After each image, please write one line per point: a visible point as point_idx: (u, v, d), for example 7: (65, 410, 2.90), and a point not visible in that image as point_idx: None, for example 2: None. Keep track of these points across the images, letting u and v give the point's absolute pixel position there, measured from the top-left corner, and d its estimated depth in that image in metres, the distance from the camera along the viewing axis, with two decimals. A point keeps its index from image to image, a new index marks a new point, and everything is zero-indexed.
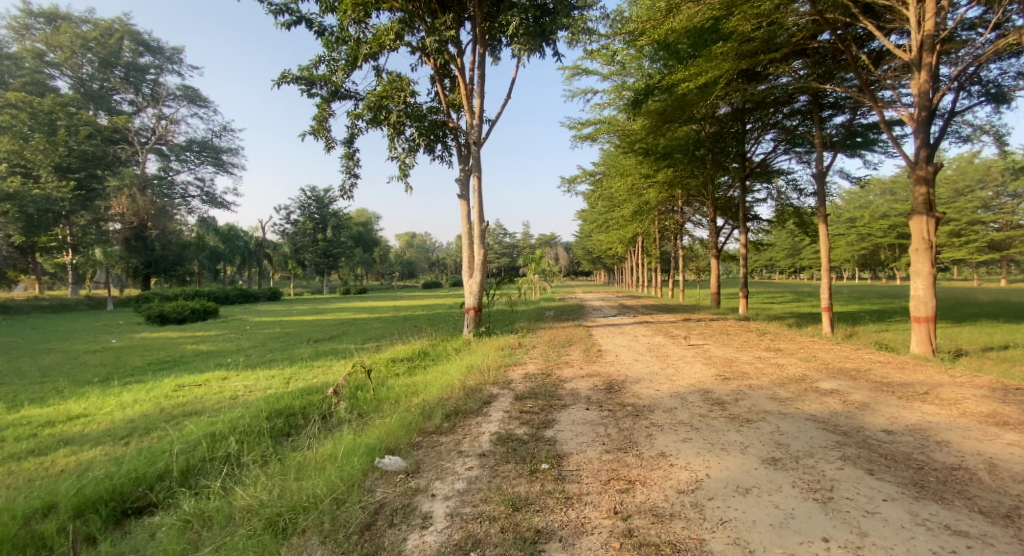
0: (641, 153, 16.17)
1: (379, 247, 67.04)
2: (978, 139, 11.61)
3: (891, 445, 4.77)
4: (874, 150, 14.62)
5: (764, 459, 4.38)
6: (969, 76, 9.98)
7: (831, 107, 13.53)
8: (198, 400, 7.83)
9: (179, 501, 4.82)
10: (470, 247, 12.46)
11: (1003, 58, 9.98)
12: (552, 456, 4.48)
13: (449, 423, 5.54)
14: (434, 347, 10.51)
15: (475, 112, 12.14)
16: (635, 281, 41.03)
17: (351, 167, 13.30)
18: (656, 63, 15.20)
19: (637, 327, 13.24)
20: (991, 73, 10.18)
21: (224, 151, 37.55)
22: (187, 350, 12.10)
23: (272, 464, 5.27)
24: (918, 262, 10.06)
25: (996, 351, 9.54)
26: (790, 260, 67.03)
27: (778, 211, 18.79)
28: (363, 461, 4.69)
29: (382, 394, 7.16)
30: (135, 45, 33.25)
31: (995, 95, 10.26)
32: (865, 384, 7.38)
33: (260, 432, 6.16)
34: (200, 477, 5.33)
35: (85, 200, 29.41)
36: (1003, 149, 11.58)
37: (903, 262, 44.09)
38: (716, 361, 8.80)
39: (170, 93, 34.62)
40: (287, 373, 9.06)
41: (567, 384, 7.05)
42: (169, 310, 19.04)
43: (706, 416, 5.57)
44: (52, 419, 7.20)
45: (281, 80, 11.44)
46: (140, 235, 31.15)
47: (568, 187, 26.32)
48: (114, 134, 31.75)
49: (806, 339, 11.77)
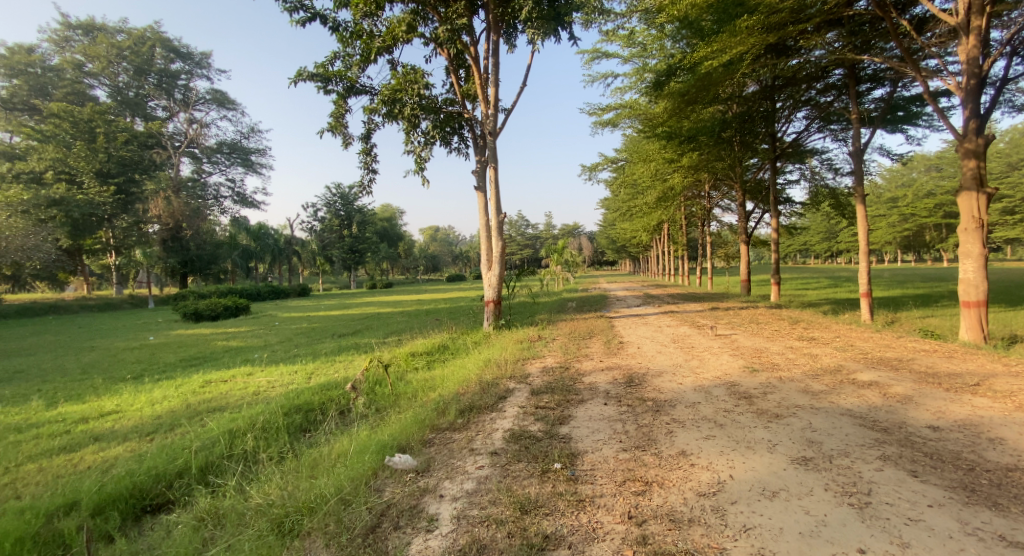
0: (663, 137, 15.69)
1: (403, 241, 67.67)
2: None
3: (938, 443, 4.40)
4: (917, 124, 13.79)
5: (793, 458, 4.08)
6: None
7: (869, 80, 12.81)
8: (223, 397, 7.80)
9: (199, 497, 4.70)
10: (488, 240, 12.31)
11: None
12: (565, 454, 4.27)
13: (462, 418, 5.38)
14: (454, 340, 10.42)
15: (490, 101, 11.94)
16: (661, 270, 40.25)
17: (369, 162, 13.28)
18: (679, 42, 14.68)
19: (662, 317, 12.87)
20: None
21: (253, 152, 38.39)
22: (217, 346, 12.37)
23: (289, 461, 5.13)
24: (967, 243, 9.40)
25: None
26: (826, 243, 64.64)
27: (812, 192, 17.99)
28: (373, 459, 4.52)
29: (399, 389, 7.03)
30: (167, 51, 34.05)
31: None
32: (909, 374, 6.92)
33: (277, 427, 5.98)
34: (218, 475, 5.19)
35: (125, 203, 30.38)
36: None
37: (950, 242, 41.87)
38: (744, 352, 8.42)
39: (201, 98, 35.52)
40: (309, 369, 8.98)
41: (585, 378, 6.83)
42: (203, 307, 19.50)
43: (731, 411, 5.27)
44: (85, 415, 7.26)
45: (297, 78, 11.43)
46: (176, 236, 32.10)
47: (589, 175, 25.83)
48: (150, 139, 32.72)
49: (842, 327, 11.19)
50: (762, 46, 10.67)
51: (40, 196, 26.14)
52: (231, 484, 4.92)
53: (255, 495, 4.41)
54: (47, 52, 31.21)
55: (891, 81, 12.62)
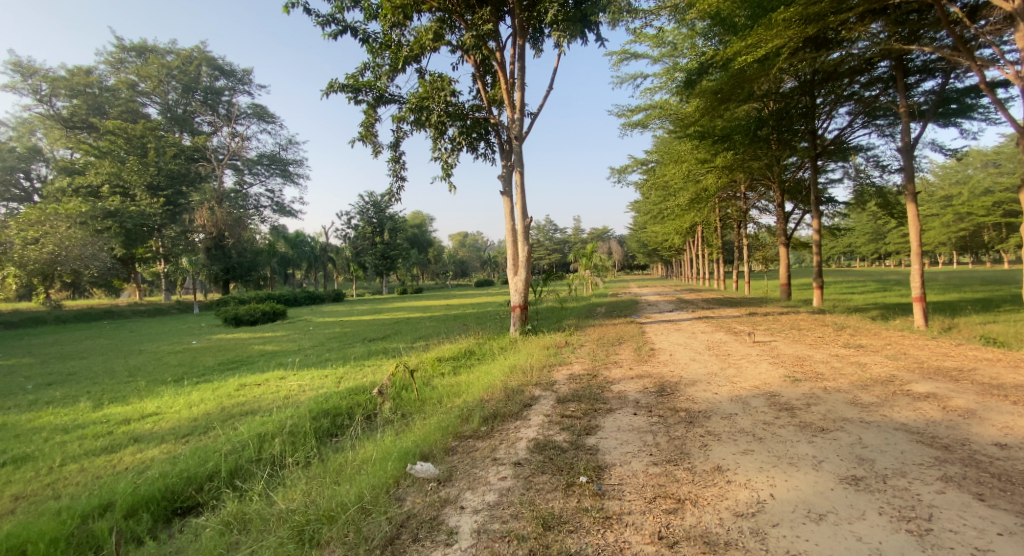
0: (696, 137, 15.27)
1: (433, 246, 68.35)
2: None
3: (1006, 464, 4.01)
4: (973, 117, 12.98)
5: (842, 478, 3.76)
6: None
7: (919, 72, 12.15)
8: (256, 399, 7.25)
9: (232, 499, 4.10)
10: (515, 244, 12.19)
11: None
12: (591, 467, 4.03)
13: (486, 426, 5.21)
14: (480, 346, 10.32)
15: (515, 106, 11.83)
16: (694, 273, 39.30)
17: (398, 170, 13.39)
18: (711, 40, 14.30)
19: (696, 323, 12.43)
20: None
21: (291, 163, 39.55)
22: (253, 350, 12.63)
23: (315, 466, 4.61)
24: None
25: None
26: (872, 244, 61.93)
27: (857, 191, 17.20)
28: (394, 466, 4.19)
29: (424, 394, 6.88)
30: (212, 70, 35.43)
31: None
32: (969, 386, 6.42)
33: (304, 433, 5.47)
34: (247, 479, 4.55)
35: (173, 214, 31.60)
36: None
37: (1010, 242, 39.35)
38: (784, 360, 8.00)
39: (243, 112, 36.81)
40: (339, 373, 8.87)
41: (614, 386, 6.58)
42: (242, 312, 20.10)
43: (772, 424, 4.95)
44: (128, 417, 6.62)
45: (329, 89, 11.61)
46: (219, 245, 33.49)
47: (619, 178, 25.46)
48: (195, 153, 34.09)
49: (893, 334, 10.52)
50: (799, 39, 10.22)
51: (97, 208, 27.50)
52: (265, 485, 4.36)
53: (283, 498, 3.94)
54: (104, 73, 33.02)
55: (943, 71, 11.92)
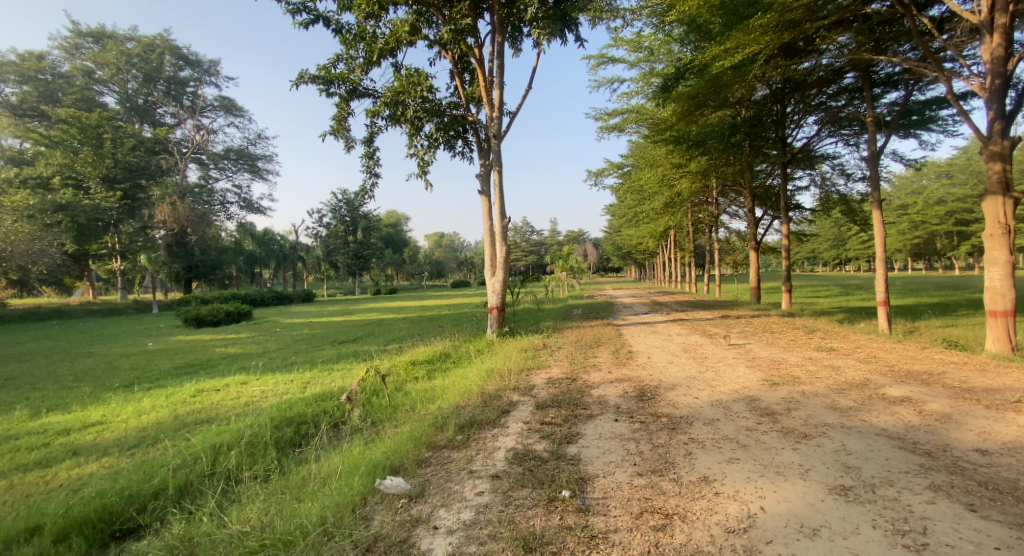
0: (671, 141, 15.24)
1: (408, 247, 67.44)
2: None
3: (991, 471, 3.96)
4: (931, 129, 13.36)
5: (830, 487, 3.64)
6: None
7: (883, 84, 12.45)
8: (214, 406, 6.79)
9: (179, 519, 3.72)
10: (492, 245, 11.93)
11: None
12: (573, 480, 3.80)
13: (462, 436, 4.94)
14: (456, 348, 10.05)
15: (494, 104, 11.59)
16: (668, 277, 39.68)
17: (371, 167, 12.99)
18: (687, 46, 14.38)
19: (671, 326, 12.38)
20: None
21: (259, 158, 38.40)
22: (215, 353, 11.99)
23: (275, 480, 4.27)
24: (993, 249, 8.99)
25: None
26: (834, 251, 64.12)
27: (822, 199, 17.52)
28: (361, 482, 3.87)
29: (397, 400, 6.55)
30: (176, 59, 34.08)
31: None
32: (941, 389, 6.48)
33: (264, 444, 5.09)
34: (198, 496, 4.15)
35: (132, 209, 30.18)
36: None
37: (960, 250, 41.07)
38: (761, 364, 7.96)
39: (209, 105, 35.50)
40: (306, 378, 8.48)
41: (594, 390, 6.40)
42: (205, 313, 19.27)
43: (755, 430, 4.83)
44: (69, 426, 6.10)
45: (299, 80, 11.15)
46: (181, 242, 31.68)
47: (596, 182, 25.43)
48: (156, 145, 32.57)
49: (862, 337, 10.68)
50: (775, 45, 10.24)
51: (46, 202, 26.15)
52: (219, 504, 3.99)
53: (237, 520, 3.58)
54: (59, 60, 31.35)
55: (907, 84, 12.19)
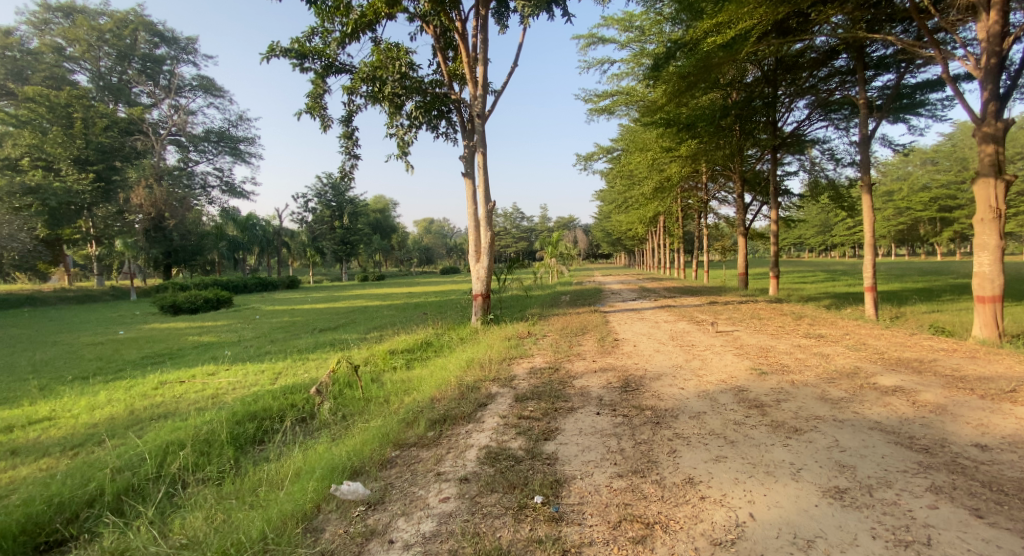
0: (660, 124, 14.76)
1: (397, 232, 66.77)
2: None
3: (993, 469, 3.72)
4: (920, 113, 13.12)
5: (825, 490, 3.36)
6: None
7: (876, 66, 12.11)
8: (174, 400, 6.37)
9: (111, 531, 3.34)
10: (477, 231, 11.53)
11: None
12: (548, 483, 3.48)
13: (433, 432, 4.59)
14: (438, 336, 9.71)
15: (478, 82, 11.10)
16: (657, 263, 39.48)
17: (350, 147, 12.47)
18: (677, 25, 13.94)
19: (659, 312, 12.10)
20: None
21: (241, 141, 37.38)
22: (186, 342, 11.49)
23: (227, 483, 3.90)
24: (982, 234, 8.76)
25: None
26: (821, 237, 64.58)
27: (811, 184, 17.26)
28: (315, 488, 3.50)
29: (371, 392, 6.19)
30: (151, 36, 32.67)
31: None
32: (934, 378, 6.26)
33: (221, 442, 4.69)
34: (138, 503, 3.77)
35: (106, 192, 29.19)
36: None
37: (942, 237, 41.45)
38: (749, 351, 7.70)
39: (187, 84, 34.31)
40: (277, 368, 8.08)
41: (576, 381, 6.11)
42: (182, 300, 18.70)
43: (743, 425, 4.54)
44: (9, 423, 5.68)
45: (270, 53, 10.56)
46: (159, 227, 30.45)
47: (585, 166, 24.93)
48: (131, 126, 31.39)
49: (849, 324, 10.50)
50: (769, 20, 9.80)
51: (15, 183, 25.40)
52: (159, 512, 3.61)
53: (175, 531, 3.21)
54: (26, 35, 30.01)
55: (898, 67, 11.89)
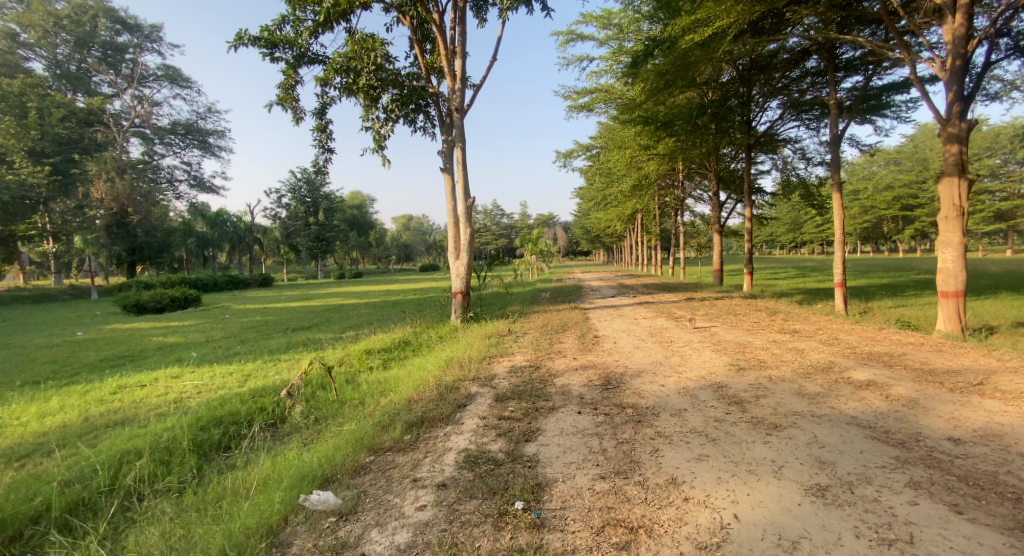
0: (638, 121, 14.76)
1: (374, 229, 65.89)
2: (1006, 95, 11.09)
3: (967, 463, 3.75)
4: (885, 114, 13.43)
5: (807, 488, 3.33)
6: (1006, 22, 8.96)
7: (846, 68, 12.33)
8: (133, 405, 6.06)
9: (55, 552, 3.11)
10: (456, 227, 11.33)
11: None
12: (529, 488, 3.38)
13: (410, 435, 4.43)
14: (416, 335, 9.53)
15: (456, 76, 10.90)
16: (634, 259, 39.81)
17: (324, 141, 12.14)
18: (655, 23, 13.97)
19: (637, 309, 12.14)
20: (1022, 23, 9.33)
21: (211, 134, 36.29)
22: (150, 343, 11.01)
23: (187, 494, 3.69)
24: (946, 231, 8.97)
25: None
26: (791, 234, 66.15)
27: (783, 183, 17.54)
28: (282, 498, 3.33)
29: (345, 393, 5.99)
30: (112, 23, 31.26)
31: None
32: (904, 371, 6.38)
33: (182, 450, 4.45)
34: (86, 520, 3.52)
35: (63, 185, 27.98)
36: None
37: (904, 235, 42.88)
38: (726, 347, 7.72)
39: (151, 74, 33.12)
40: (247, 370, 7.79)
41: (557, 379, 6.01)
42: (146, 299, 18.01)
43: (724, 422, 4.52)
44: None
45: (237, 41, 10.16)
46: (122, 222, 28.89)
47: (564, 163, 24.90)
48: (90, 117, 30.13)
49: (821, 319, 10.68)
50: (745, 19, 9.84)
51: None
52: (110, 529, 3.39)
53: (129, 549, 3.01)
54: None
55: (866, 69, 12.14)
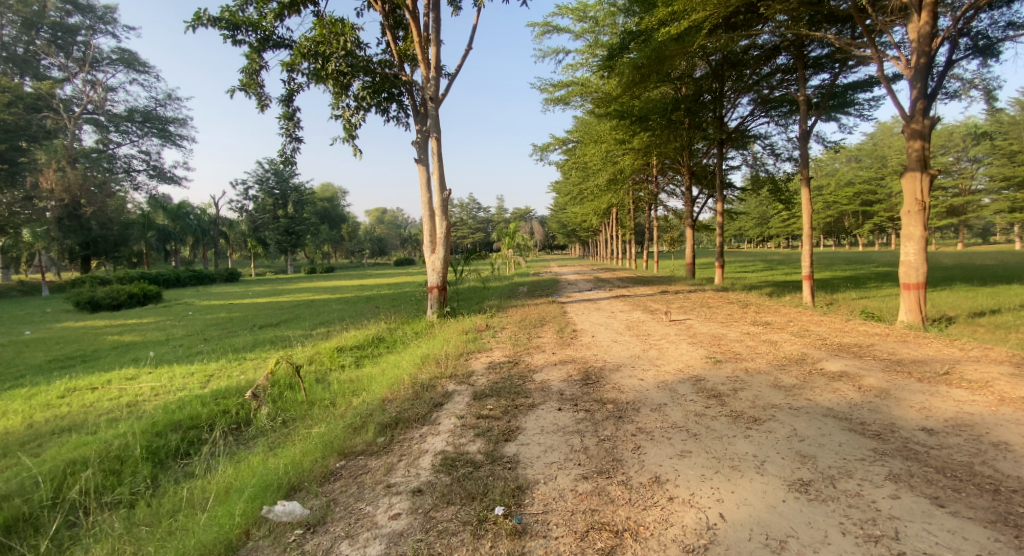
0: (614, 116, 14.71)
1: (346, 223, 64.67)
2: (966, 93, 11.40)
3: (943, 454, 3.78)
4: (850, 112, 13.70)
5: (790, 484, 3.28)
6: (967, 21, 9.17)
7: (814, 66, 12.51)
8: (83, 410, 5.69)
9: None
10: (431, 221, 11.06)
11: (995, 7, 9.30)
12: (509, 491, 3.24)
13: (384, 438, 4.24)
14: (390, 331, 9.26)
15: (430, 64, 10.62)
16: (609, 253, 40.01)
17: (291, 129, 11.70)
18: (630, 16, 13.91)
19: (613, 302, 12.12)
20: (981, 23, 9.57)
21: (171, 122, 34.87)
22: (105, 343, 10.45)
23: (139, 508, 3.44)
24: (909, 225, 9.17)
25: (990, 320, 8.90)
26: (758, 229, 67.73)
27: (752, 178, 17.79)
28: (243, 510, 3.12)
29: (315, 394, 5.73)
30: (63, 3, 29.50)
31: (983, 48, 9.76)
32: (874, 362, 6.48)
33: (135, 458, 4.16)
34: (22, 540, 3.23)
35: (9, 175, 26.44)
36: (990, 104, 11.19)
37: (864, 229, 44.31)
38: (702, 340, 7.73)
39: (106, 58, 31.57)
40: (209, 370, 7.42)
41: (536, 375, 5.89)
42: (101, 295, 17.16)
43: (704, 416, 4.47)
44: None
45: (196, 22, 9.66)
46: (74, 214, 27.45)
47: (540, 157, 24.72)
48: (38, 102, 28.52)
49: (791, 311, 10.85)
50: (720, 13, 9.82)
51: None
52: (50, 549, 3.12)
53: None
54: None
55: (833, 67, 12.34)
